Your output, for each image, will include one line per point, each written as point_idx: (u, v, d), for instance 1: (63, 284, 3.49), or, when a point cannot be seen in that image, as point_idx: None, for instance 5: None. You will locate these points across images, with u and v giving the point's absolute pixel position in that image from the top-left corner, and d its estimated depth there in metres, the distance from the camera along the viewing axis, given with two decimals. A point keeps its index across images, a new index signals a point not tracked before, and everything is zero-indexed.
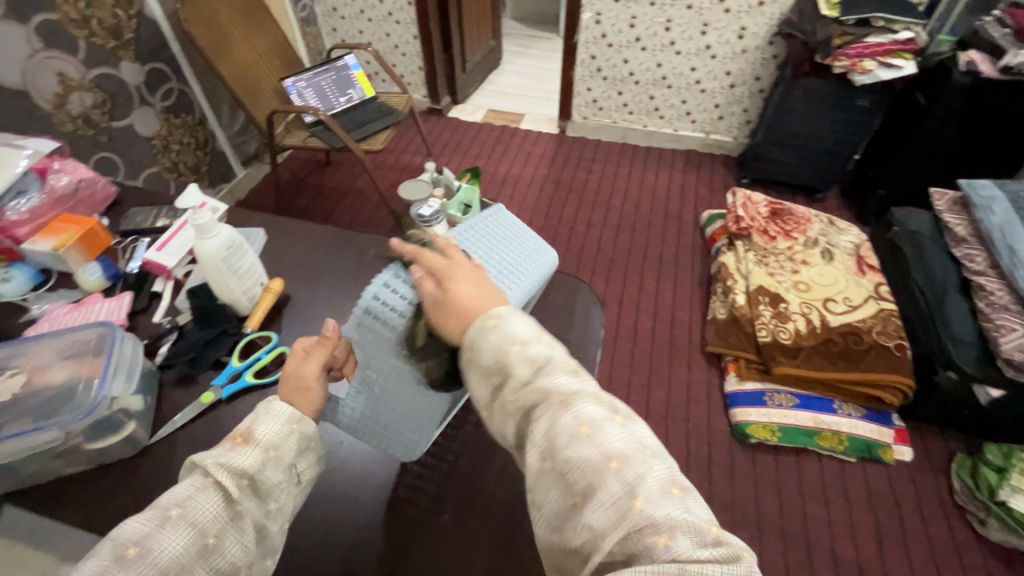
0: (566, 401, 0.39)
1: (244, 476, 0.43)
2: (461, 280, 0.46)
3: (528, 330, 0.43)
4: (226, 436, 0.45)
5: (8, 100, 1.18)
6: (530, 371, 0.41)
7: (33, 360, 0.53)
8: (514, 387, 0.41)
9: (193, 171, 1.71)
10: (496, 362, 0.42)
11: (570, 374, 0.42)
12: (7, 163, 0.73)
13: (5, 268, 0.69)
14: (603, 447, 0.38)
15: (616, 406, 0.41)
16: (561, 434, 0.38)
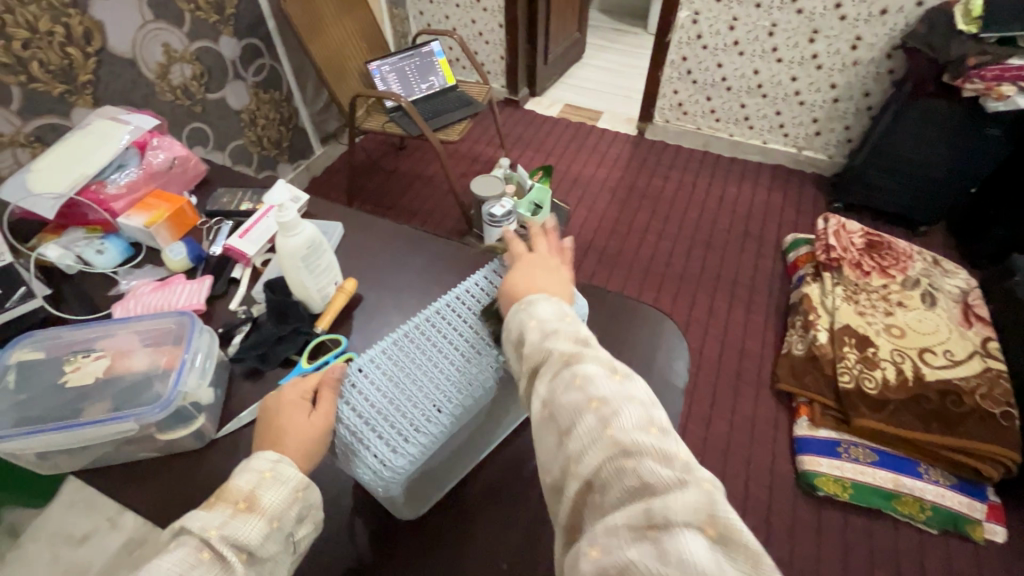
0: (567, 361, 0.43)
1: (245, 549, 0.41)
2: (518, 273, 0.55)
3: (552, 312, 0.48)
4: (227, 500, 0.43)
5: (118, 68, 1.24)
6: (540, 339, 0.46)
7: (117, 345, 0.54)
8: (530, 345, 0.46)
9: (276, 146, 1.76)
10: (518, 333, 0.48)
11: (573, 341, 0.45)
12: (111, 138, 0.76)
13: (101, 241, 0.72)
14: (589, 392, 0.40)
15: (614, 367, 0.43)
16: (560, 384, 0.42)
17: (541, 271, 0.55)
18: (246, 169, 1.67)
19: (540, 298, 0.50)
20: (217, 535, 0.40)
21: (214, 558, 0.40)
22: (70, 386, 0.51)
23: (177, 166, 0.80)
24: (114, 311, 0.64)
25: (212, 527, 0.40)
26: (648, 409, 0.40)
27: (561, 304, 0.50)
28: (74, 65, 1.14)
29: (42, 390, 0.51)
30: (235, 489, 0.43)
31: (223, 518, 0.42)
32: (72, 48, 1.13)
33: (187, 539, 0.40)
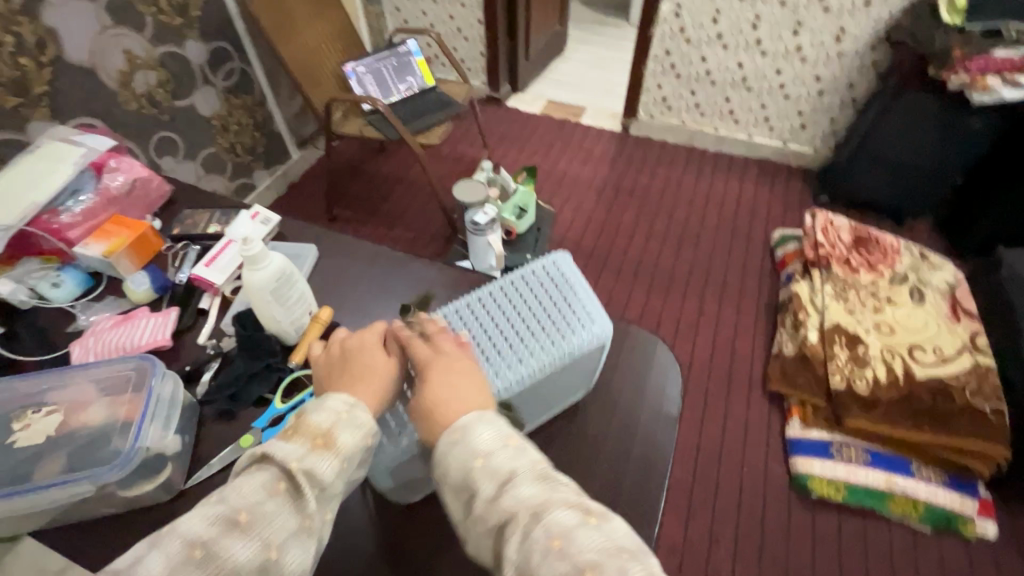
0: (535, 514, 0.38)
1: (319, 484, 0.44)
2: (437, 377, 0.48)
3: (492, 439, 0.43)
4: (306, 436, 0.45)
5: (77, 78, 1.17)
6: (497, 484, 0.41)
7: (71, 397, 0.50)
8: (482, 504, 0.40)
9: (250, 153, 1.70)
10: (463, 479, 0.42)
11: (540, 481, 0.41)
12: (64, 162, 0.71)
13: (57, 273, 0.67)
14: (576, 560, 0.36)
15: (589, 509, 0.39)
16: (535, 549, 0.37)
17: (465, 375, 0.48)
18: (220, 178, 1.61)
19: (477, 418, 0.44)
20: (296, 469, 0.43)
21: (289, 489, 0.43)
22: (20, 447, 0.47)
23: (138, 188, 0.75)
24: (73, 351, 0.60)
25: (292, 461, 0.43)
26: (642, 566, 0.36)
27: (500, 420, 0.45)
28: (28, 76, 1.08)
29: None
30: (312, 425, 0.46)
31: (303, 452, 0.45)
32: (23, 58, 1.07)
33: (270, 466, 0.44)
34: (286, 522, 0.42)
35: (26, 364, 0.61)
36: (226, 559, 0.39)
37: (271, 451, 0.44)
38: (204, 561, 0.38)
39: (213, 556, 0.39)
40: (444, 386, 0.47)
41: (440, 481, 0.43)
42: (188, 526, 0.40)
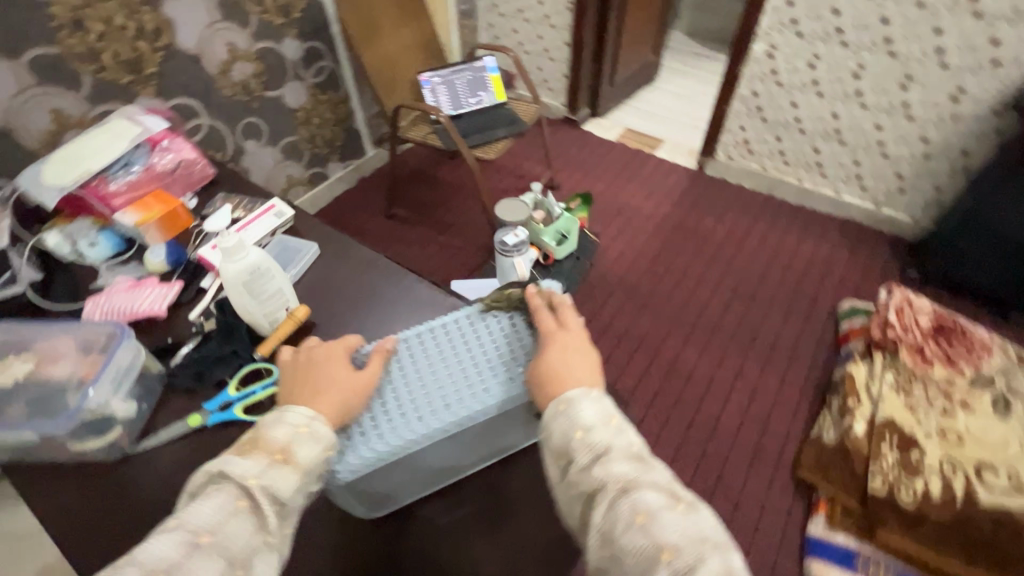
0: (624, 489, 0.44)
1: (279, 500, 0.45)
2: (557, 349, 0.56)
3: (595, 414, 0.50)
4: (267, 452, 0.47)
5: (183, 63, 1.33)
6: (592, 455, 0.47)
7: (47, 350, 0.55)
8: (577, 471, 0.47)
9: (327, 145, 1.82)
10: (563, 445, 0.49)
11: (630, 459, 0.47)
12: (122, 138, 0.80)
13: (95, 234, 0.75)
14: (657, 538, 0.41)
15: (675, 494, 0.44)
16: (619, 521, 0.42)
17: (578, 353, 0.56)
18: (296, 164, 1.75)
19: (581, 394, 0.52)
20: (257, 484, 0.44)
21: (251, 506, 0.44)
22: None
23: (181, 168, 0.83)
24: (84, 307, 0.66)
25: (252, 476, 0.45)
26: (719, 553, 0.41)
27: (604, 400, 0.52)
28: (142, 58, 1.24)
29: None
30: (272, 440, 0.48)
31: (261, 468, 0.46)
32: (141, 42, 1.23)
33: (231, 482, 0.45)
34: (249, 539, 0.42)
35: (47, 310, 0.68)
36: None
37: (232, 467, 0.45)
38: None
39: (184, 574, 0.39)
40: (560, 359, 0.55)
41: (544, 443, 0.51)
42: (154, 543, 0.39)
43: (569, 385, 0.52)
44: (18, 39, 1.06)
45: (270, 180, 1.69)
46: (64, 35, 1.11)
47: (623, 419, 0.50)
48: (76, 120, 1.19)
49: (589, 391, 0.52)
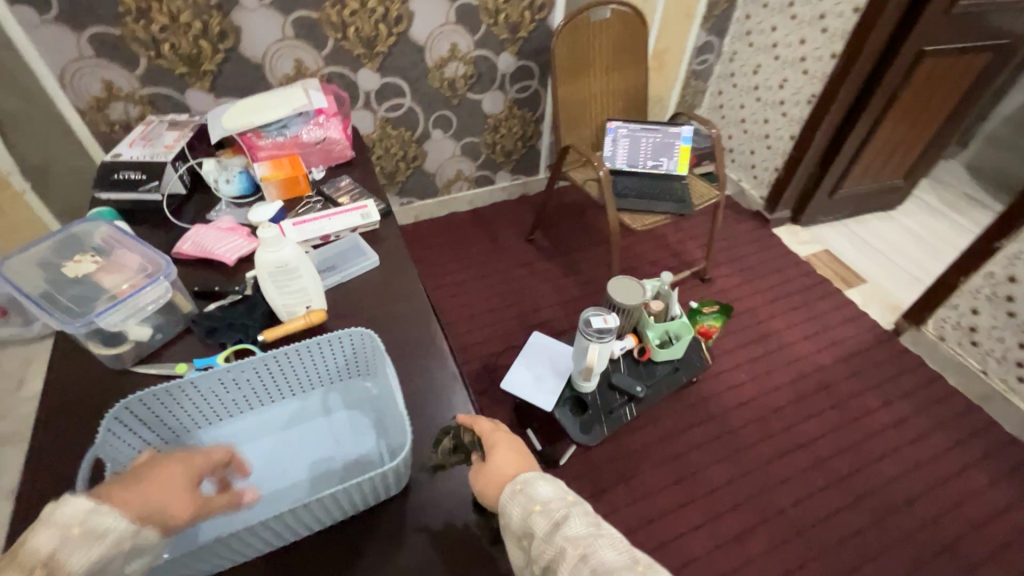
0: (583, 555, 0.46)
1: None
2: (499, 448, 0.55)
3: (550, 492, 0.50)
4: (23, 567, 0.38)
5: (408, 51, 1.50)
6: (551, 530, 0.48)
7: (114, 260, 0.64)
8: (539, 544, 0.48)
9: (504, 156, 1.91)
10: (522, 526, 0.49)
11: (587, 523, 0.49)
12: (290, 102, 0.91)
13: (233, 174, 0.87)
14: None
15: (634, 557, 0.47)
16: None
17: (519, 449, 0.55)
18: (469, 162, 1.87)
19: (534, 476, 0.52)
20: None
21: None
22: (68, 276, 0.61)
23: (323, 145, 0.92)
24: (185, 233, 0.77)
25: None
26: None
27: (553, 479, 0.53)
28: (377, 38, 1.44)
29: (53, 271, 0.63)
30: (35, 548, 0.39)
31: None
32: (381, 25, 1.42)
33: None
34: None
35: (171, 223, 0.82)
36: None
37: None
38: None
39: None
40: (502, 453, 0.54)
41: (503, 527, 0.51)
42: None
43: (521, 468, 0.53)
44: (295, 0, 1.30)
45: (442, 168, 1.84)
46: (328, 5, 1.33)
47: (578, 495, 0.52)
48: (312, 73, 1.44)
49: (541, 474, 0.53)
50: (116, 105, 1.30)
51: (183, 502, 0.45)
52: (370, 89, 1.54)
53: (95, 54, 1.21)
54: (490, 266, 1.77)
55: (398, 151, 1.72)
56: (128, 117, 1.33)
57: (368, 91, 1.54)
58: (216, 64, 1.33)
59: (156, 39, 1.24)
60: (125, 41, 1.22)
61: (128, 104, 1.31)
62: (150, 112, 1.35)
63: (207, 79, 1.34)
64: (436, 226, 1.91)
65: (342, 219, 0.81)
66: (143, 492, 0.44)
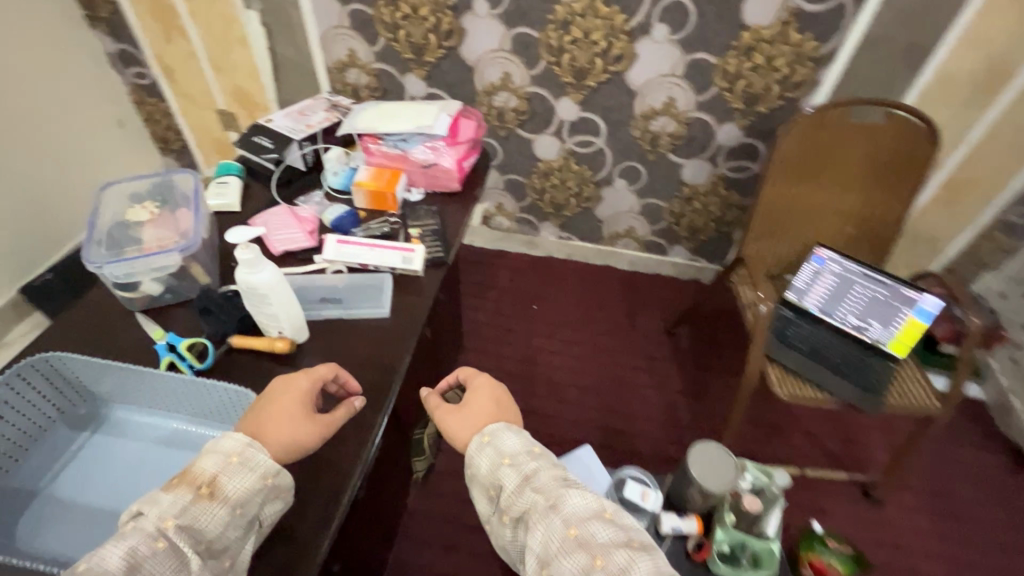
0: (550, 504, 0.62)
1: (203, 536, 0.49)
2: (478, 402, 0.76)
3: (513, 443, 0.69)
4: (190, 490, 0.51)
5: (619, 92, 1.37)
6: (521, 484, 0.65)
7: (169, 214, 0.71)
8: (507, 494, 0.65)
9: (687, 230, 1.65)
10: (492, 476, 0.68)
11: (551, 475, 0.66)
12: (419, 119, 0.89)
13: (342, 168, 0.90)
14: (573, 527, 0.60)
15: (602, 506, 0.63)
16: (548, 529, 0.60)
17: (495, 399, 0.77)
18: (645, 222, 1.67)
19: (500, 427, 0.72)
20: (175, 523, 0.48)
21: (167, 543, 0.48)
22: (128, 217, 0.70)
23: (430, 170, 0.88)
24: (266, 210, 0.84)
25: (171, 517, 0.48)
26: (647, 553, 0.58)
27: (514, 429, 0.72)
28: (591, 71, 1.34)
29: (126, 206, 0.72)
30: (200, 476, 0.52)
31: (184, 504, 0.50)
32: (599, 59, 1.31)
33: (147, 524, 0.48)
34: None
35: (272, 194, 0.89)
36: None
37: (150, 509, 0.48)
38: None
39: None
40: (478, 406, 0.76)
41: (474, 475, 0.70)
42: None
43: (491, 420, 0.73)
44: (522, 16, 1.28)
45: (613, 218, 1.68)
46: (551, 28, 1.28)
47: (542, 453, 0.69)
48: (516, 87, 1.42)
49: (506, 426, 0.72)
50: (353, 70, 1.49)
51: (307, 431, 0.58)
52: (567, 119, 1.46)
53: (350, 26, 1.39)
54: (595, 338, 1.60)
55: (574, 186, 1.62)
56: (358, 83, 1.52)
57: (564, 120, 1.46)
58: (436, 57, 1.41)
59: (397, 24, 1.36)
60: (374, 21, 1.37)
61: (361, 72, 1.49)
62: (375, 84, 1.51)
63: (425, 68, 1.43)
64: (564, 267, 1.79)
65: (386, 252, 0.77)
66: (285, 436, 0.57)
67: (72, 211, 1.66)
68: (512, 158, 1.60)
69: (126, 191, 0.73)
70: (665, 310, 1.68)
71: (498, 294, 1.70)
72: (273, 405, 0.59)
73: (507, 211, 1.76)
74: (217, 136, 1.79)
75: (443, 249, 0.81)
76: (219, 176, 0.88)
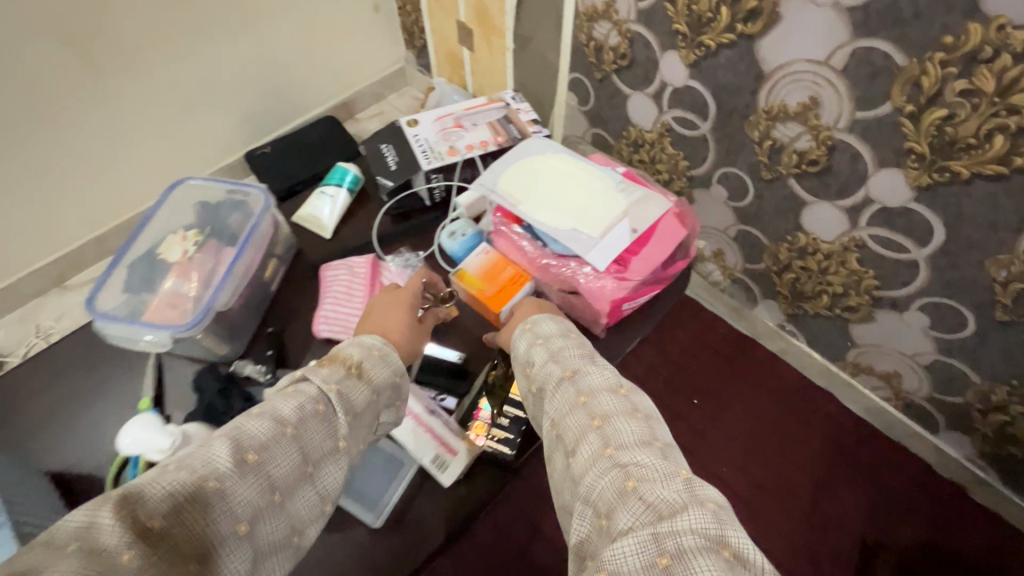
0: (570, 377, 0.61)
1: (348, 410, 0.58)
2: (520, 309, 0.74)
3: (550, 326, 0.68)
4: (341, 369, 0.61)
5: (1008, 201, 0.76)
6: (547, 357, 0.64)
7: (198, 259, 0.75)
8: (535, 367, 0.65)
9: (997, 430, 1.00)
10: (524, 355, 0.67)
11: (580, 355, 0.64)
12: (583, 221, 0.75)
13: (460, 238, 0.82)
14: (596, 412, 0.56)
15: (619, 384, 0.60)
16: (572, 416, 0.57)
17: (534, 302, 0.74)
18: (927, 381, 1.06)
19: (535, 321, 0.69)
20: (335, 390, 0.58)
21: (313, 414, 0.56)
22: (163, 260, 0.75)
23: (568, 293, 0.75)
24: (339, 267, 0.81)
25: (333, 384, 0.59)
26: (648, 424, 0.56)
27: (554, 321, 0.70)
28: (972, 150, 0.75)
29: (170, 240, 0.77)
30: (346, 357, 0.62)
31: (342, 376, 0.60)
32: (1005, 136, 0.71)
33: (314, 388, 0.58)
34: (322, 441, 0.56)
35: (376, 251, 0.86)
36: (263, 475, 0.51)
37: (317, 375, 0.58)
38: (260, 466, 0.51)
39: (235, 482, 0.49)
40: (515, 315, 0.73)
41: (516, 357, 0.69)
42: (217, 446, 0.51)
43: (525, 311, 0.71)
44: (893, 24, 0.73)
45: (876, 350, 1.10)
46: (939, 57, 0.71)
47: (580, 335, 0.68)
48: (819, 125, 0.89)
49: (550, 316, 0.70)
50: (604, 23, 1.10)
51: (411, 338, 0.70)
52: (880, 201, 0.90)
53: None
54: (754, 495, 1.17)
55: (836, 284, 1.07)
56: (605, 41, 1.13)
57: (873, 199, 0.90)
58: (718, 43, 0.93)
59: None
60: None
61: (613, 29, 1.09)
62: (623, 49, 1.10)
63: (697, 51, 0.98)
64: (763, 373, 1.31)
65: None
66: (397, 332, 0.68)
67: (307, 88, 1.70)
68: (763, 212, 1.10)
69: (163, 235, 0.82)
70: (877, 516, 1.14)
71: (658, 364, 1.34)
72: (380, 319, 0.69)
73: (725, 264, 1.28)
74: (452, 48, 1.60)
75: (515, 445, 0.72)
76: (327, 182, 0.88)
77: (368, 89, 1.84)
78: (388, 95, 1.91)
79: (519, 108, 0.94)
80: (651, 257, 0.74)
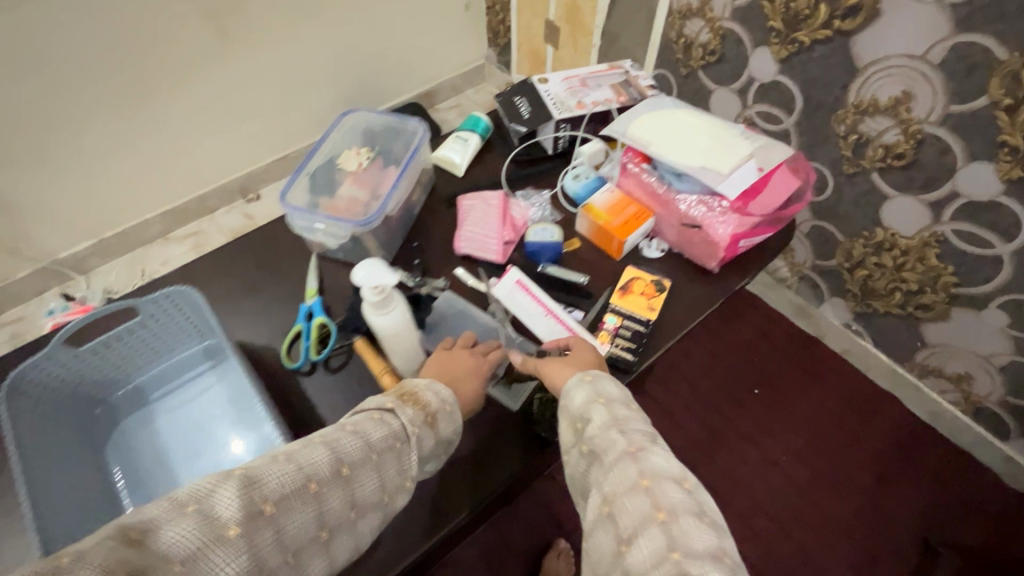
0: (632, 452, 0.51)
1: (423, 454, 0.53)
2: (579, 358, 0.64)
3: (615, 390, 0.58)
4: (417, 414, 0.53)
5: None
6: (606, 424, 0.54)
7: (372, 174, 0.82)
8: (589, 429, 0.54)
9: None
10: (581, 411, 0.56)
11: (644, 433, 0.54)
12: (713, 159, 0.81)
13: (585, 177, 0.88)
14: (657, 502, 0.47)
15: (684, 474, 0.50)
16: (629, 492, 0.48)
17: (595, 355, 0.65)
18: (1000, 383, 1.07)
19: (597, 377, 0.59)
20: (417, 434, 0.52)
21: (397, 446, 0.50)
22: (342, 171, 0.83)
23: (692, 225, 0.80)
24: (473, 195, 0.88)
25: (416, 425, 0.52)
26: (717, 532, 0.46)
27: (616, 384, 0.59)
28: None
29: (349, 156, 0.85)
30: (423, 402, 0.55)
31: (418, 421, 0.53)
32: None
33: (396, 422, 0.52)
34: (397, 477, 0.50)
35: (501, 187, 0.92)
36: (348, 493, 0.46)
37: (398, 416, 0.52)
38: (348, 483, 0.47)
39: (330, 490, 0.45)
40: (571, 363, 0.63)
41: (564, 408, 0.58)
42: (316, 450, 0.46)
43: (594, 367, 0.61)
44: (996, 19, 0.77)
45: (948, 350, 1.11)
46: None
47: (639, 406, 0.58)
48: (909, 119, 0.93)
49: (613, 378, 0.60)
50: (697, 21, 1.17)
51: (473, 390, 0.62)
52: (967, 195, 0.93)
53: None
54: (814, 485, 1.19)
55: (911, 281, 1.09)
56: (695, 38, 1.20)
57: (960, 193, 0.93)
58: (813, 39, 0.99)
59: None
60: None
61: (706, 26, 1.16)
62: (714, 46, 1.17)
63: (790, 47, 1.03)
64: (823, 370, 1.33)
65: (528, 300, 0.75)
66: (465, 380, 0.62)
67: (396, 77, 1.83)
68: (841, 207, 1.13)
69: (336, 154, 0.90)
70: (938, 515, 1.14)
71: (718, 353, 1.37)
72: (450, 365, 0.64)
73: (794, 260, 1.31)
74: (536, 46, 1.70)
75: (638, 353, 0.72)
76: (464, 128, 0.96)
77: (449, 83, 1.96)
78: (466, 90, 2.03)
79: (638, 75, 1.01)
80: (771, 198, 0.80)
